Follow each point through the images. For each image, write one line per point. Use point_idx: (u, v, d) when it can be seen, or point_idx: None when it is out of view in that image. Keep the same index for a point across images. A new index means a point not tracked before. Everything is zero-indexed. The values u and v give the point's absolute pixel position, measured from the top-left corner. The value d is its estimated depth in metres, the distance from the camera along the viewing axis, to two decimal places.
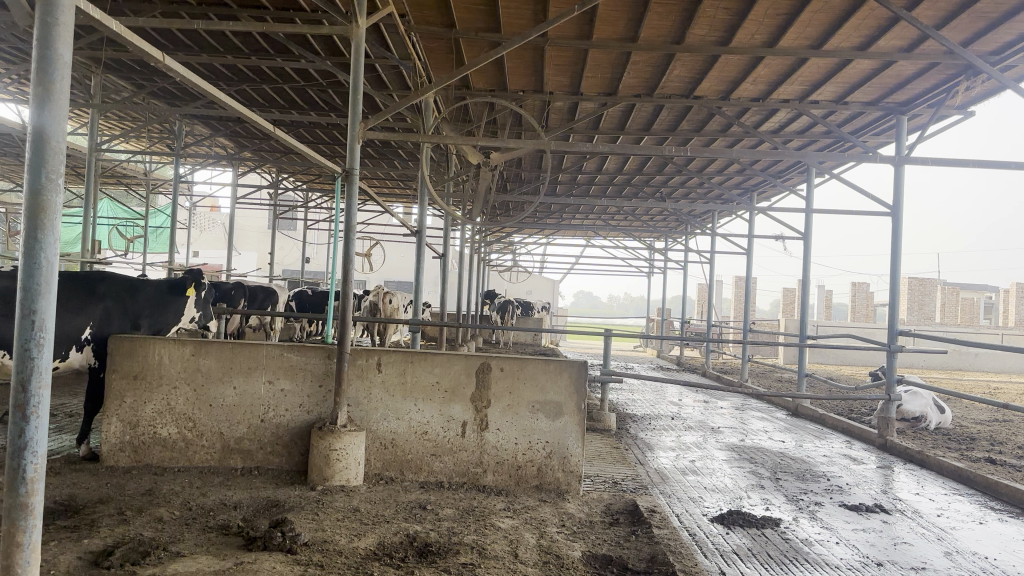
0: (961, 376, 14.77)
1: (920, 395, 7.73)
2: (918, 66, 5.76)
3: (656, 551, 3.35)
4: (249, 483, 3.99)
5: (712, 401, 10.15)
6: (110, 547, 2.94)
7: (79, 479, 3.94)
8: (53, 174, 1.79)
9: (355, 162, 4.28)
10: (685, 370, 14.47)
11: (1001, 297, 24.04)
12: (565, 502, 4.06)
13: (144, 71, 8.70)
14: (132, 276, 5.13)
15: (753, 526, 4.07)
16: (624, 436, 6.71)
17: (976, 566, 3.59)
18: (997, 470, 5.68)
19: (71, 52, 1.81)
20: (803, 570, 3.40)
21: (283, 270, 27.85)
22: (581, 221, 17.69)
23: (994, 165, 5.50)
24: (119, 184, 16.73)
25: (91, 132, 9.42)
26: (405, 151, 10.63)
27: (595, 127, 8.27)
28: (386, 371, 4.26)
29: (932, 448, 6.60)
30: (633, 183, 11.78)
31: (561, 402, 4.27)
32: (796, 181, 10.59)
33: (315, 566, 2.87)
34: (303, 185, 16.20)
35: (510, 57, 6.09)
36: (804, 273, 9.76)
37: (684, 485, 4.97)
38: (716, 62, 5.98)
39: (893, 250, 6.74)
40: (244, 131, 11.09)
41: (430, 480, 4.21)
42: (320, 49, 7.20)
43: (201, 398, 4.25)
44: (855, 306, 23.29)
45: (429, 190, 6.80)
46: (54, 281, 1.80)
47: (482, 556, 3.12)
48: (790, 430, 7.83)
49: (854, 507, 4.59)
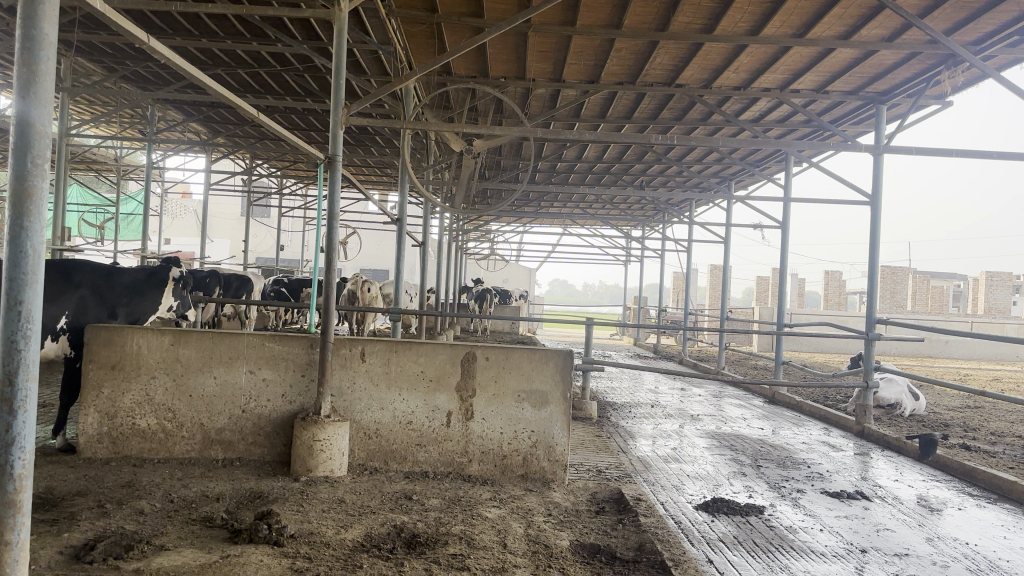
0: (932, 363, 15.02)
1: (895, 382, 7.83)
2: (899, 55, 5.80)
3: (644, 539, 3.34)
4: (231, 475, 3.93)
5: (689, 389, 10.22)
6: (92, 541, 2.88)
7: (56, 471, 3.85)
8: (39, 160, 1.74)
9: (338, 147, 4.20)
10: (662, 358, 14.58)
11: (970, 286, 24.49)
12: (550, 491, 4.05)
13: (116, 56, 8.52)
14: (108, 264, 5.02)
15: (737, 513, 4.09)
16: (606, 424, 6.72)
17: (958, 552, 3.64)
18: (973, 456, 5.76)
19: (57, 32, 1.75)
20: (790, 558, 3.42)
21: (257, 258, 27.59)
22: (559, 210, 17.70)
23: (973, 154, 5.56)
24: (88, 170, 16.43)
25: (61, 116, 9.21)
26: (383, 137, 10.54)
27: (576, 115, 8.24)
28: (370, 360, 4.21)
29: (908, 435, 6.69)
30: (612, 172, 11.79)
31: (547, 392, 4.26)
32: (773, 170, 10.65)
33: (302, 558, 2.83)
34: (278, 172, 16.02)
35: (493, 43, 6.04)
36: (782, 262, 9.84)
37: (667, 473, 4.98)
38: (699, 50, 5.97)
39: (871, 238, 6.80)
40: (218, 116, 10.92)
41: (415, 470, 4.18)
42: (298, 34, 7.09)
43: (181, 388, 4.18)
44: (828, 294, 23.57)
45: (409, 178, 6.74)
46: (40, 271, 1.74)
47: (470, 547, 3.10)
48: (768, 417, 7.90)
49: (836, 495, 4.63)
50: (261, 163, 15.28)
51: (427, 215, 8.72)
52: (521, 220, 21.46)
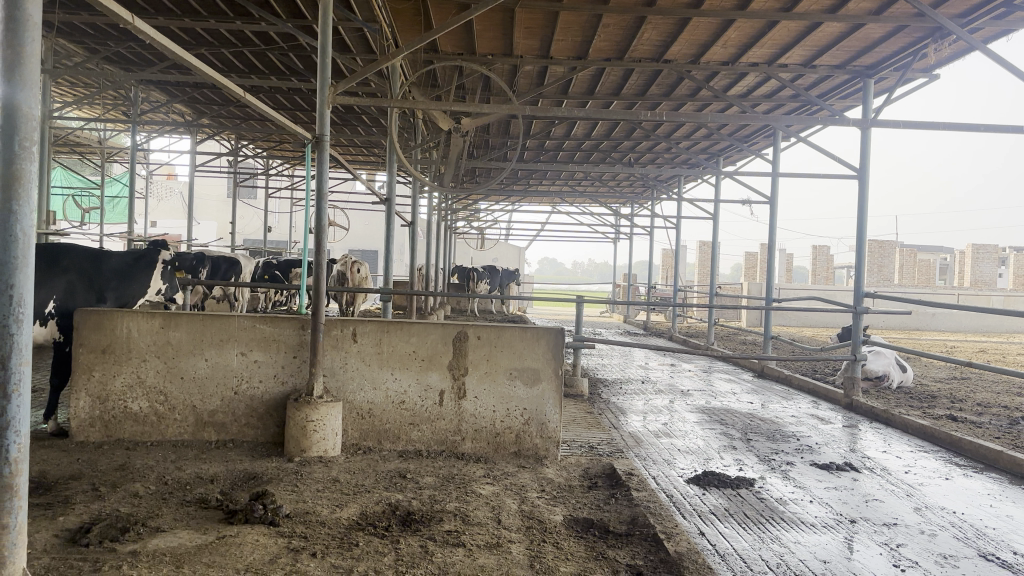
0: (919, 335, 15.16)
1: (883, 354, 7.87)
2: (886, 29, 5.80)
3: (637, 513, 3.38)
4: (225, 456, 3.94)
5: (679, 365, 10.28)
6: (88, 524, 2.88)
7: (49, 455, 3.85)
8: (26, 142, 1.72)
9: (325, 127, 4.15)
10: (652, 335, 14.65)
11: (956, 259, 24.70)
12: (543, 467, 4.09)
13: (97, 37, 8.42)
14: (95, 247, 4.99)
15: (728, 486, 4.14)
16: (597, 401, 6.76)
17: (945, 521, 3.69)
18: (959, 427, 5.83)
19: (41, 13, 1.73)
20: (780, 529, 3.47)
21: (244, 240, 27.46)
22: (548, 188, 17.67)
23: (958, 127, 5.59)
24: (72, 153, 16.25)
25: (43, 98, 9.10)
26: (370, 117, 10.47)
27: (564, 92, 8.22)
28: (362, 341, 4.22)
29: (896, 407, 6.75)
30: (601, 149, 11.76)
31: (538, 369, 4.27)
32: (762, 145, 10.65)
33: (298, 537, 2.85)
34: (265, 153, 15.90)
35: (479, 20, 6.00)
36: (771, 237, 9.87)
37: (658, 447, 5.02)
38: (687, 25, 5.95)
39: (859, 212, 6.82)
40: (202, 96, 10.80)
41: (409, 449, 4.20)
42: (282, 12, 7.00)
43: (172, 371, 4.17)
44: (816, 268, 23.67)
45: (397, 157, 6.71)
46: (30, 255, 1.73)
47: (465, 523, 3.12)
48: (758, 391, 7.96)
49: (825, 466, 4.69)
50: (247, 144, 15.15)
51: (415, 194, 8.68)
52: (509, 198, 21.41)
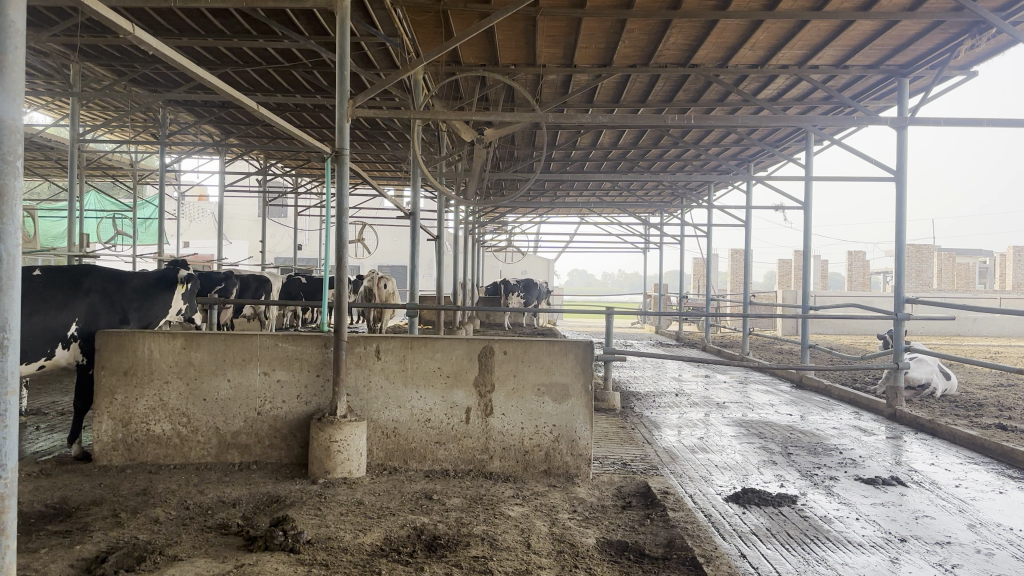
0: (961, 342, 14.76)
1: (926, 362, 7.60)
2: (922, 26, 5.62)
3: (673, 535, 3.22)
4: (248, 479, 3.86)
5: (712, 376, 10.07)
6: (104, 553, 2.80)
7: (71, 480, 3.80)
8: (10, 156, 1.64)
9: (345, 142, 4.03)
10: (685, 345, 14.46)
11: (996, 263, 24.10)
12: (575, 486, 3.94)
13: (124, 59, 8.50)
14: (118, 268, 4.96)
15: (769, 504, 3.96)
16: (630, 415, 6.58)
17: (1003, 538, 3.48)
18: (1009, 436, 5.56)
19: (25, 19, 1.66)
20: (826, 549, 3.29)
21: (275, 259, 27.68)
22: (577, 199, 17.64)
23: (998, 123, 5.38)
24: (105, 176, 16.41)
25: (72, 122, 9.18)
26: (395, 131, 10.45)
27: (589, 101, 8.12)
28: (386, 357, 4.11)
29: (942, 416, 6.49)
30: (628, 158, 11.65)
31: (567, 384, 4.13)
32: (793, 148, 10.45)
33: (319, 565, 2.73)
34: (293, 170, 15.95)
35: (501, 29, 5.91)
36: (805, 242, 9.64)
37: (695, 464, 4.84)
38: (714, 28, 5.81)
39: (898, 215, 6.60)
40: (229, 116, 10.83)
41: (435, 469, 4.08)
42: (304, 28, 6.98)
43: (196, 393, 4.10)
44: (852, 275, 23.23)
45: (420, 171, 6.59)
46: (15, 277, 1.65)
47: (493, 548, 2.99)
48: (796, 403, 7.72)
49: (871, 481, 4.49)
50: (275, 163, 15.22)
51: (441, 207, 8.53)
52: (537, 211, 21.35)
